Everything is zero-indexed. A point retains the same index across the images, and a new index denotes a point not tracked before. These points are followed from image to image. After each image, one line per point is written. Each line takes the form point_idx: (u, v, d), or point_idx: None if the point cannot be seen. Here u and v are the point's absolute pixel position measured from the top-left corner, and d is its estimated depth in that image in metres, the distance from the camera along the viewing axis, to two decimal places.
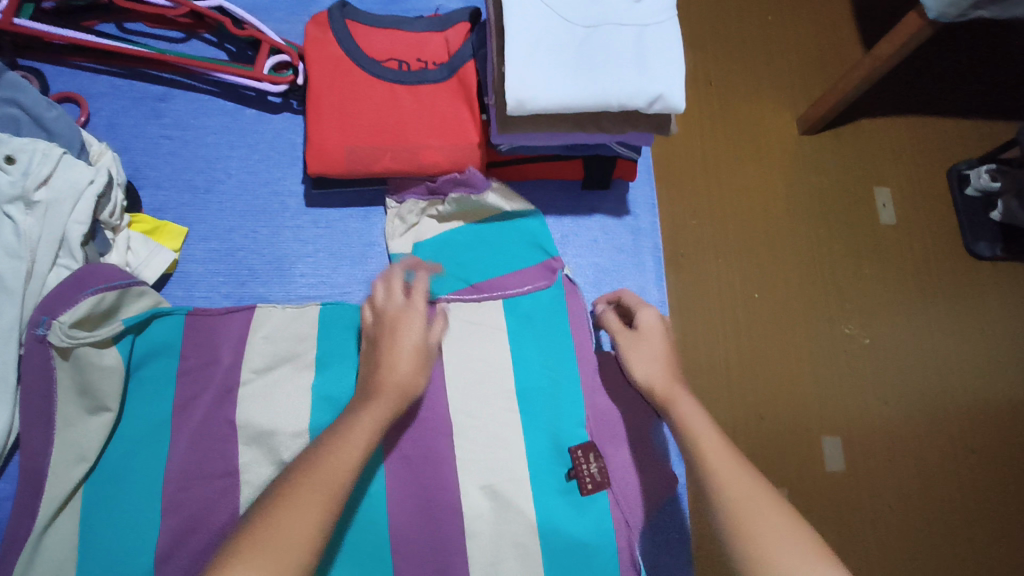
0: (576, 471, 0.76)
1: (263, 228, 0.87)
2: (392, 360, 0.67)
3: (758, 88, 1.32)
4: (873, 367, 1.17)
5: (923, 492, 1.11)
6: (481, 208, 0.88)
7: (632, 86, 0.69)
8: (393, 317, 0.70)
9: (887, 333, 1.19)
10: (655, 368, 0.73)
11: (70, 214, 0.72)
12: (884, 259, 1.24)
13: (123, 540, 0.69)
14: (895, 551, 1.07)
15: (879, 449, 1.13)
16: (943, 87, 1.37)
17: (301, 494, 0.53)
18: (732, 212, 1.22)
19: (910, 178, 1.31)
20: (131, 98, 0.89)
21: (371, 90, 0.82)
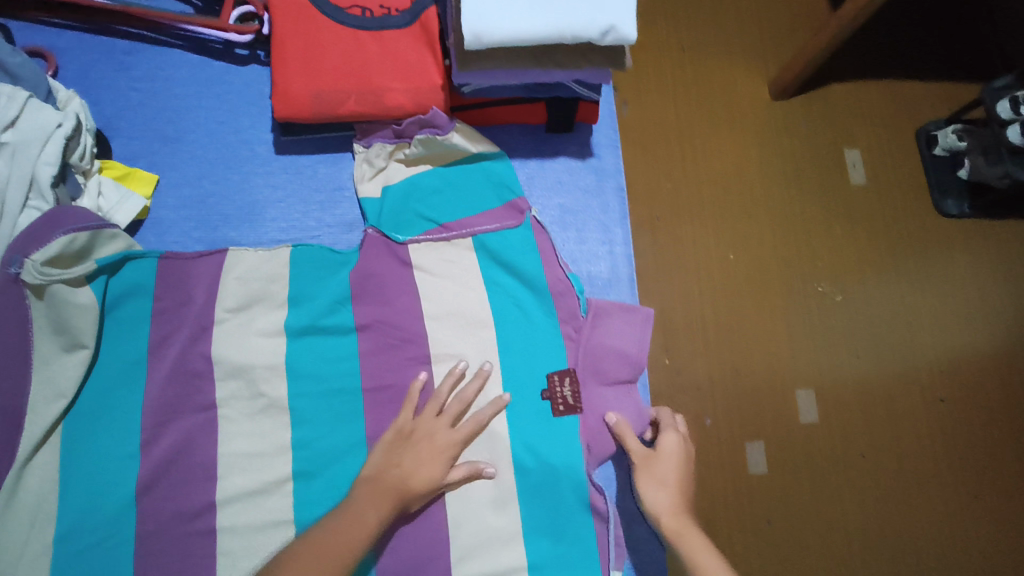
0: (550, 393, 0.80)
1: (234, 175, 0.88)
2: (414, 471, 0.72)
3: (730, 51, 1.35)
4: (844, 321, 1.21)
5: (897, 441, 1.15)
6: (449, 152, 0.89)
7: (584, 16, 0.71)
8: (433, 435, 0.75)
9: (859, 290, 1.23)
10: (673, 496, 0.77)
11: (39, 155, 0.73)
12: (855, 218, 1.28)
13: (108, 471, 0.73)
14: (868, 498, 1.12)
15: (854, 404, 1.16)
16: (908, 46, 1.40)
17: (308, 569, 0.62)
18: (706, 176, 1.26)
19: (881, 138, 1.34)
20: (98, 51, 0.90)
21: (335, 36, 0.84)
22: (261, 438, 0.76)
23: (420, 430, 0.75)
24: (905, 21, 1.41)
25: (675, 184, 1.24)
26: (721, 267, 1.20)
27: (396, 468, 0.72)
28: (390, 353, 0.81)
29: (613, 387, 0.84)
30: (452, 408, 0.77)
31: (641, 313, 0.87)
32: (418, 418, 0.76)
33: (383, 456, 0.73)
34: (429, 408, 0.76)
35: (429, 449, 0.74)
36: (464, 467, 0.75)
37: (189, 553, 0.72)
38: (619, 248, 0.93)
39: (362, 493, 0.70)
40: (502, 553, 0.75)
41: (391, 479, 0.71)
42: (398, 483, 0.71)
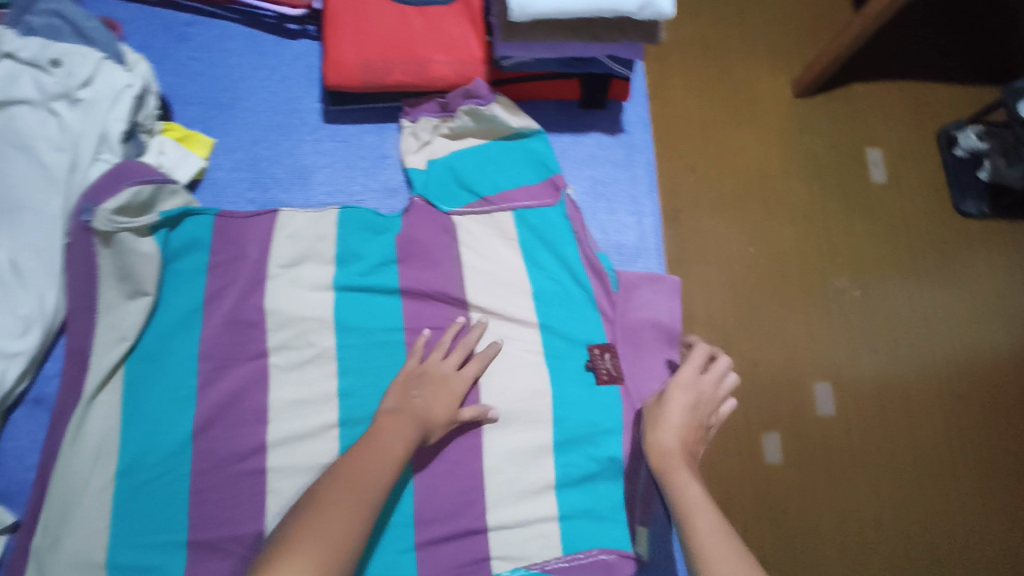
0: (593, 364, 0.85)
1: (284, 141, 0.93)
2: (432, 402, 0.75)
3: (754, 48, 1.38)
4: (861, 315, 1.24)
5: (910, 434, 1.18)
6: (492, 125, 0.92)
7: None
8: (444, 374, 0.78)
9: (877, 286, 1.26)
10: (687, 437, 0.74)
11: (109, 112, 0.78)
12: (874, 215, 1.31)
13: (166, 411, 0.78)
14: (884, 490, 1.15)
15: (870, 398, 1.20)
16: (929, 49, 1.43)
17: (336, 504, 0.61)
18: (728, 171, 1.29)
19: (902, 140, 1.37)
20: (159, 23, 0.95)
21: (382, 9, 0.88)
22: (307, 386, 0.81)
23: (432, 369, 0.78)
24: (926, 25, 1.44)
25: (699, 177, 1.28)
26: (741, 262, 1.24)
27: (417, 399, 0.75)
28: (431, 312, 0.85)
29: (654, 362, 0.87)
30: (459, 350, 0.81)
31: (669, 281, 0.90)
32: (426, 362, 0.79)
33: (399, 390, 0.76)
34: (435, 352, 0.80)
35: (446, 391, 0.77)
36: (475, 409, 0.78)
37: (239, 492, 0.76)
38: (647, 219, 0.95)
39: (387, 421, 0.72)
40: (534, 502, 0.79)
41: (414, 406, 0.74)
42: (421, 411, 0.74)
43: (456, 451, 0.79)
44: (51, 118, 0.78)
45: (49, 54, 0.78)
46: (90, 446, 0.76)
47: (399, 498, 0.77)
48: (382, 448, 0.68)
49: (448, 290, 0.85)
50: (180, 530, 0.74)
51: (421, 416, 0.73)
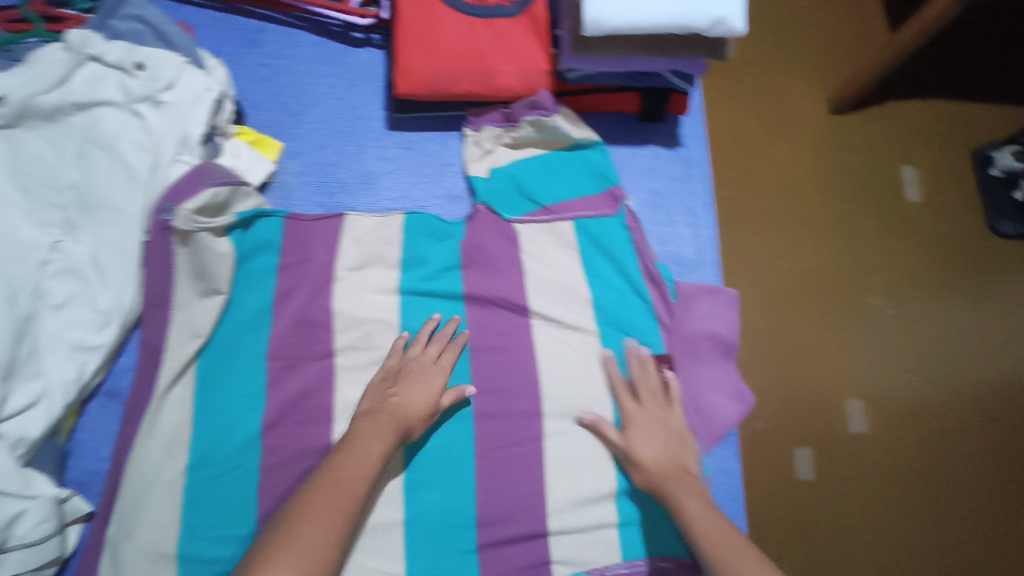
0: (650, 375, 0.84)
1: (350, 147, 0.95)
2: (408, 399, 0.76)
3: (795, 65, 1.39)
4: (896, 336, 1.24)
5: (942, 456, 1.18)
6: (554, 136, 0.93)
7: (695, 6, 0.75)
8: (423, 367, 0.79)
9: (911, 305, 1.26)
10: (664, 450, 0.78)
11: (193, 115, 0.81)
12: (909, 233, 1.31)
13: (236, 407, 0.79)
14: (918, 512, 1.13)
15: (902, 417, 1.19)
16: (966, 73, 1.43)
17: (317, 508, 0.63)
18: (763, 185, 1.28)
19: (937, 159, 1.37)
20: (230, 29, 0.98)
21: (450, 20, 0.89)
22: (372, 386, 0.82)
23: (410, 365, 0.79)
24: (966, 45, 1.44)
25: (732, 192, 1.27)
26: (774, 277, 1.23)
27: (394, 397, 0.76)
28: (494, 318, 0.86)
29: (709, 374, 0.88)
30: (435, 344, 0.82)
31: (726, 294, 0.91)
32: (406, 357, 0.80)
33: (376, 392, 0.77)
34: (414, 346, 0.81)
35: (425, 381, 0.78)
36: (451, 394, 0.79)
37: None
38: (705, 231, 0.96)
39: (363, 425, 0.73)
40: (592, 508, 0.80)
41: (390, 408, 0.75)
42: (399, 412, 0.74)
43: (517, 455, 0.81)
44: (135, 120, 0.80)
45: (134, 58, 0.81)
46: (163, 439, 0.78)
47: (463, 498, 0.79)
48: (361, 453, 0.69)
49: (510, 297, 0.86)
50: (246, 524, 0.75)
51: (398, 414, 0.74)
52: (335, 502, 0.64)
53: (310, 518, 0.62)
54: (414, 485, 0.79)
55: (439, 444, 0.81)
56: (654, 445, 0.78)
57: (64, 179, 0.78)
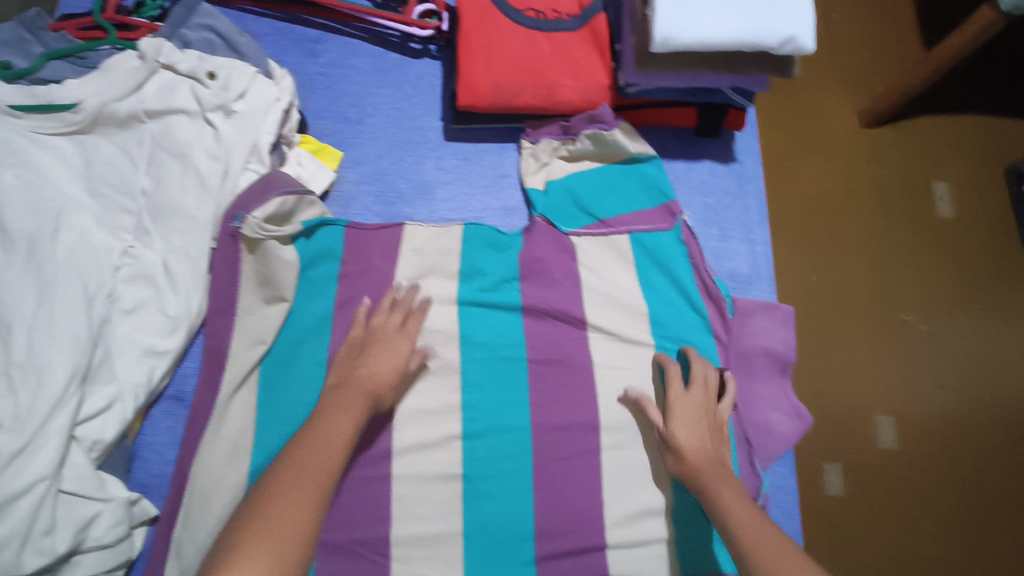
0: None
1: (407, 157, 0.96)
2: (375, 369, 0.74)
3: (828, 80, 1.39)
4: (929, 350, 1.22)
5: (972, 472, 1.17)
6: (611, 150, 0.94)
7: (767, 24, 0.75)
8: (387, 335, 0.78)
9: (943, 320, 1.25)
10: (705, 440, 0.76)
11: (263, 124, 0.82)
12: (941, 249, 1.30)
13: (293, 416, 0.78)
14: (953, 530, 1.12)
15: (934, 433, 1.18)
16: (1000, 90, 1.43)
17: (291, 490, 0.59)
18: (796, 197, 1.26)
19: (968, 175, 1.37)
20: (290, 39, 0.99)
21: (512, 34, 0.90)
22: (433, 395, 0.83)
23: (376, 335, 0.78)
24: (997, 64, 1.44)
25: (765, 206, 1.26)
26: (805, 290, 1.20)
27: (362, 368, 0.74)
28: (551, 330, 0.87)
29: (764, 390, 0.87)
30: (398, 312, 0.81)
31: (782, 310, 0.90)
32: (370, 326, 0.79)
33: (345, 363, 0.75)
34: (379, 314, 0.80)
35: (393, 351, 0.76)
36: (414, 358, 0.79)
37: (366, 497, 0.78)
38: (760, 247, 0.96)
39: (331, 400, 0.70)
40: (649, 522, 0.80)
41: (359, 380, 0.72)
42: (368, 383, 0.72)
43: (575, 467, 0.81)
44: (208, 128, 0.82)
45: (206, 67, 0.82)
46: (227, 445, 0.78)
47: (520, 510, 0.79)
48: (329, 427, 0.66)
49: (567, 310, 0.87)
50: None
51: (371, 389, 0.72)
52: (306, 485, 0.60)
53: (279, 497, 0.58)
54: (472, 495, 0.79)
55: (497, 454, 0.81)
56: (692, 434, 0.76)
57: (135, 185, 0.80)
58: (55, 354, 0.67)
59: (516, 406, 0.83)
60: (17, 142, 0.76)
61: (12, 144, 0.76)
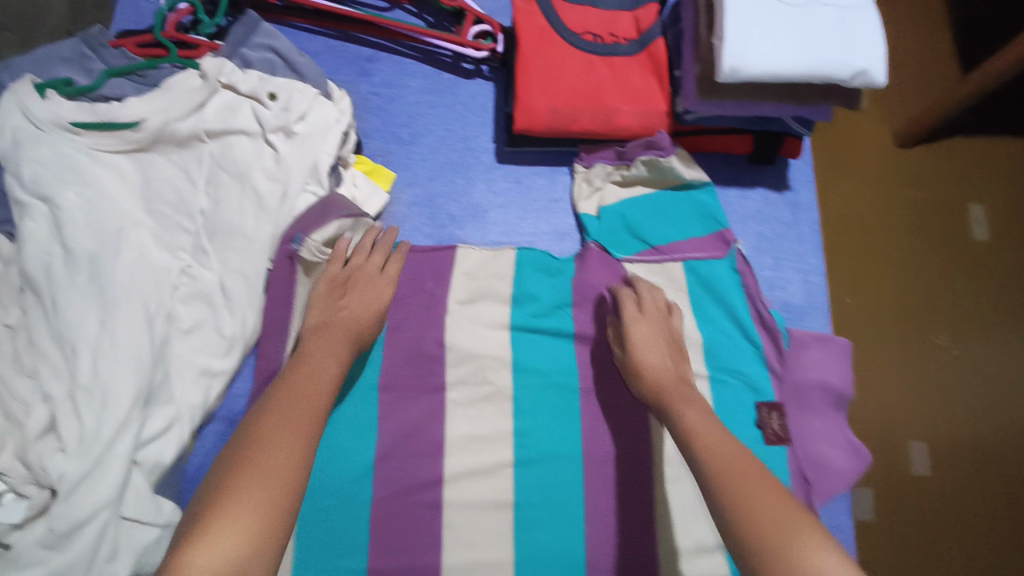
0: (762, 425, 0.82)
1: (459, 178, 0.96)
2: (358, 312, 0.73)
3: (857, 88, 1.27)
4: (980, 390, 1.02)
5: (985, 517, 0.97)
6: (666, 176, 0.92)
7: (838, 57, 0.74)
8: (368, 276, 0.76)
9: (989, 356, 1.04)
10: (666, 357, 0.76)
11: (323, 146, 0.82)
12: (1008, 278, 1.08)
13: (349, 439, 0.79)
14: None
15: (976, 484, 0.98)
16: None
17: (281, 427, 0.59)
18: (825, 205, 1.13)
19: (1013, 197, 1.12)
20: (344, 57, 1.00)
21: (571, 59, 0.89)
22: (485, 421, 0.82)
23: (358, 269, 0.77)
24: None
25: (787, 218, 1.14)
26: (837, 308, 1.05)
27: (343, 311, 0.73)
28: (604, 357, 0.85)
29: (821, 425, 0.86)
30: (378, 253, 0.79)
31: (839, 343, 0.89)
32: (350, 266, 0.77)
33: (326, 303, 0.74)
34: (359, 254, 0.79)
35: (370, 287, 0.76)
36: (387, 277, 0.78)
37: (416, 522, 0.77)
38: (814, 278, 0.94)
39: (315, 342, 0.69)
40: (703, 559, 0.77)
41: (342, 324, 0.72)
42: (351, 324, 0.72)
43: (628, 499, 0.79)
44: (268, 149, 0.82)
45: (268, 87, 0.82)
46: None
47: (571, 540, 0.77)
48: (315, 372, 0.65)
49: None
50: (359, 557, 0.76)
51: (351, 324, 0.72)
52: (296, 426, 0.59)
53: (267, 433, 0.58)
54: (523, 524, 0.78)
55: (549, 483, 0.80)
56: (655, 352, 0.76)
57: (193, 205, 0.79)
58: (122, 378, 0.67)
59: (568, 434, 0.82)
60: (75, 158, 0.76)
61: (72, 161, 0.75)
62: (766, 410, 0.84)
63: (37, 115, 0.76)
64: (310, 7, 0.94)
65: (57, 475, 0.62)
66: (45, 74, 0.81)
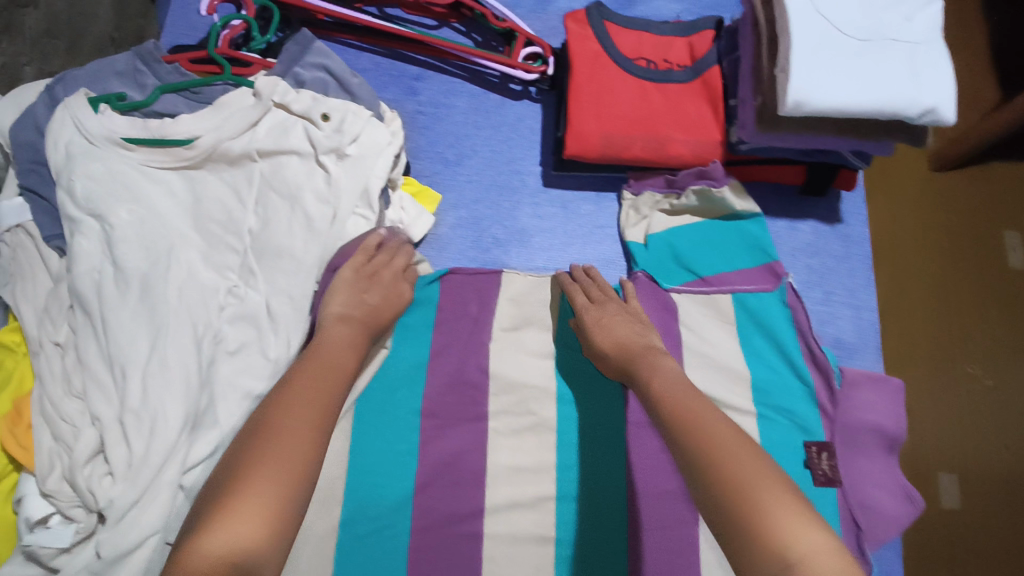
0: (811, 465, 0.80)
1: (505, 201, 0.95)
2: (379, 305, 0.75)
3: None
4: (1001, 411, 1.01)
5: None
6: (715, 205, 0.91)
7: (909, 95, 0.72)
8: (388, 274, 0.78)
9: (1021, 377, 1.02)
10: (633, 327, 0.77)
11: (374, 169, 0.81)
12: None
13: (387, 463, 0.78)
14: None
15: (998, 509, 0.96)
16: None
17: (303, 384, 0.62)
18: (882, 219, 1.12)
19: None
20: (390, 75, 0.99)
21: (624, 85, 0.87)
22: (529, 451, 0.80)
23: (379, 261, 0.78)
24: None
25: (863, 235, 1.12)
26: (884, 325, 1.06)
27: (364, 300, 0.74)
28: None
29: (871, 468, 0.83)
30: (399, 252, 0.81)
31: (892, 383, 0.87)
32: (374, 261, 0.78)
33: (350, 289, 0.74)
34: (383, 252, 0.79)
35: (387, 279, 0.78)
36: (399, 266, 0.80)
37: (455, 555, 0.74)
38: (865, 314, 0.92)
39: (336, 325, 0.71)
40: None
41: (365, 311, 0.74)
42: (369, 313, 0.74)
43: (676, 540, 0.75)
44: (319, 171, 0.80)
45: (320, 108, 0.81)
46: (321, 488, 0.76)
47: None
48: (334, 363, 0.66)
49: None
50: None
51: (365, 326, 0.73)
52: (320, 384, 0.63)
53: (293, 389, 0.61)
54: (568, 563, 0.75)
55: (592, 520, 0.77)
56: (621, 327, 0.77)
57: (242, 225, 0.78)
58: (169, 403, 0.66)
59: (614, 471, 0.79)
60: (126, 174, 0.76)
61: (125, 177, 0.76)
62: (815, 449, 0.81)
63: (90, 130, 0.76)
64: (359, 24, 0.93)
65: (105, 501, 0.62)
66: (99, 87, 0.81)
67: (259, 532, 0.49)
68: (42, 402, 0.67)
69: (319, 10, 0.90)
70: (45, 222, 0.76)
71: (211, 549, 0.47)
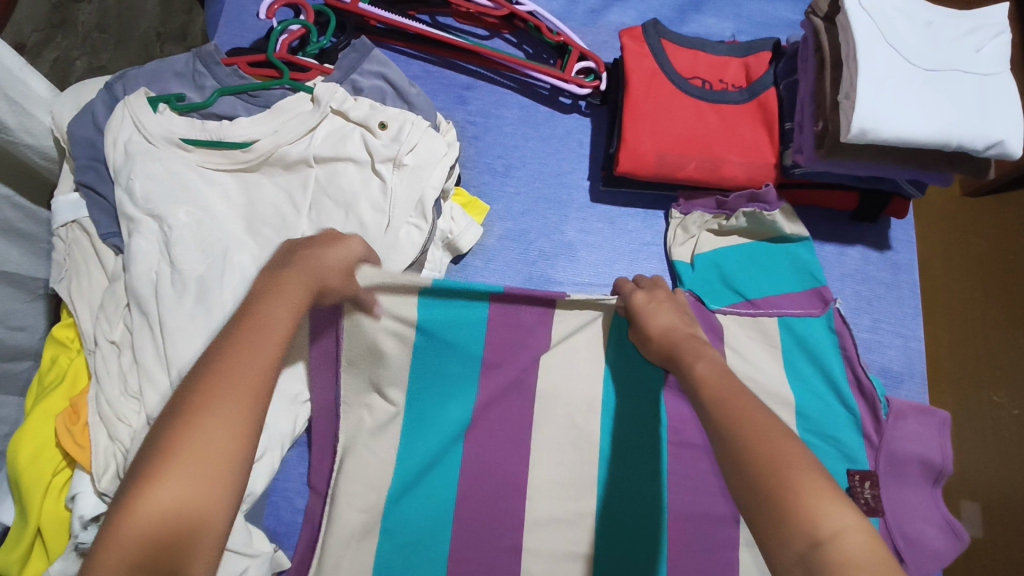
0: (853, 494, 0.79)
1: (553, 215, 0.95)
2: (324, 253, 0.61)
3: None
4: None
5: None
6: (765, 228, 0.90)
7: (976, 127, 0.72)
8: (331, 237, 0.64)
9: None
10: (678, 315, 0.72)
11: (429, 179, 0.80)
12: None
13: (428, 470, 0.77)
14: None
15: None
16: None
17: (276, 303, 0.53)
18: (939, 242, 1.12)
19: None
20: (441, 83, 0.99)
21: (679, 103, 0.87)
22: (570, 466, 0.79)
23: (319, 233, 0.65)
24: None
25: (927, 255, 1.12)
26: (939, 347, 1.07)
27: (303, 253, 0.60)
28: (691, 411, 0.81)
29: (915, 498, 0.81)
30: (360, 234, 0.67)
31: (939, 416, 0.83)
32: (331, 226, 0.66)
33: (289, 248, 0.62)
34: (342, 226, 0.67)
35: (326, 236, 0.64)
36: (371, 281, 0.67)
37: (494, 567, 0.74)
38: (914, 342, 0.92)
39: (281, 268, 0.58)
40: None
41: (307, 263, 0.59)
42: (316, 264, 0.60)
43: (715, 564, 0.75)
44: (375, 179, 0.80)
45: (379, 117, 0.81)
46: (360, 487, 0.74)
47: None
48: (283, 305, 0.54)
49: None
50: None
51: (310, 276, 0.58)
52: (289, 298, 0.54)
53: (267, 308, 0.53)
54: None
55: (629, 536, 0.76)
56: (664, 314, 0.72)
57: (296, 230, 0.78)
58: None
59: (649, 487, 0.78)
60: (185, 175, 0.76)
61: (182, 178, 0.76)
62: (858, 480, 0.80)
63: (149, 129, 0.76)
64: (412, 32, 0.93)
65: None
66: (158, 87, 0.81)
67: (212, 491, 0.43)
68: (98, 400, 0.67)
69: (375, 18, 0.90)
70: (101, 219, 0.76)
71: (162, 500, 0.42)
